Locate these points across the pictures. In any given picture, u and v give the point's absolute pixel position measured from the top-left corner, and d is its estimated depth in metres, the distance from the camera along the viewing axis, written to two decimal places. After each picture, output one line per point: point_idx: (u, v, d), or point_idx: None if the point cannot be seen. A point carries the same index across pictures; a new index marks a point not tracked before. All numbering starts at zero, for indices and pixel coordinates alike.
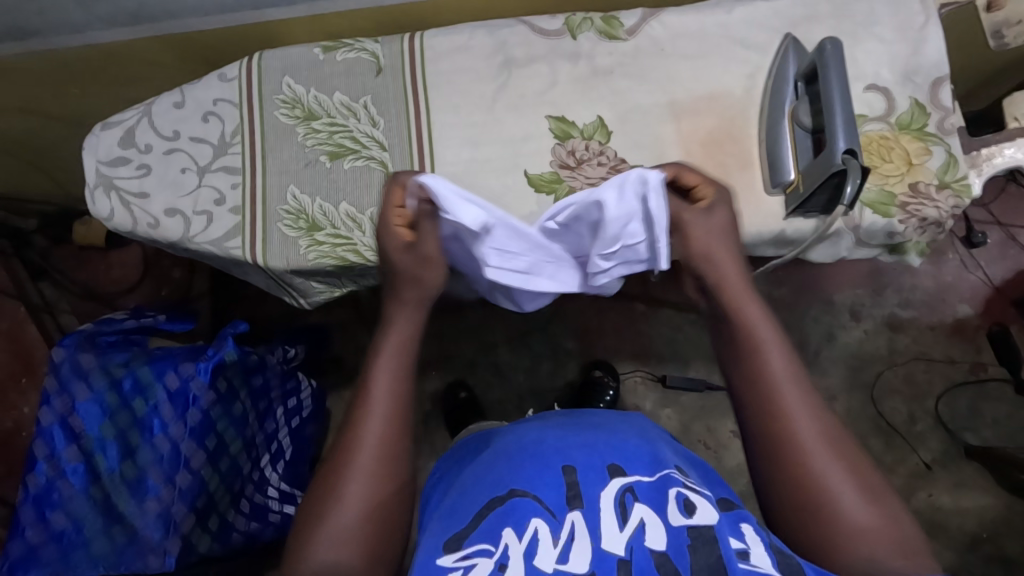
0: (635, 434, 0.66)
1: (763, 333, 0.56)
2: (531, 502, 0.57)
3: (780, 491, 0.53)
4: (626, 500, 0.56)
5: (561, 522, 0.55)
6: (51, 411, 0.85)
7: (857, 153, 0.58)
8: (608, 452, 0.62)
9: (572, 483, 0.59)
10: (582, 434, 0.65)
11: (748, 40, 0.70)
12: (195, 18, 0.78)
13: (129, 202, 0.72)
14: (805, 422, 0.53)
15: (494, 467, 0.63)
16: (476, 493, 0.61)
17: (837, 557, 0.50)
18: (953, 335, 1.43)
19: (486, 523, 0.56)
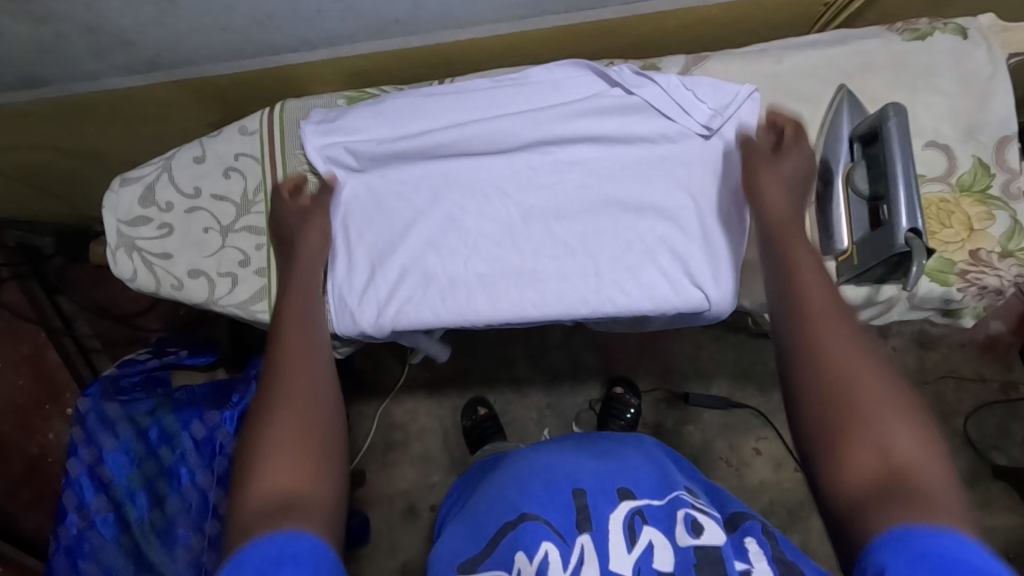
0: (647, 460, 0.66)
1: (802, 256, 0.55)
2: (542, 525, 0.56)
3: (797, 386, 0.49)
4: (634, 524, 0.56)
5: (571, 546, 0.54)
6: (79, 461, 0.84)
7: (921, 232, 0.54)
8: (623, 477, 0.62)
9: (583, 507, 0.58)
10: (594, 459, 0.64)
11: (798, 92, 0.66)
12: (214, 63, 0.74)
13: (151, 262, 0.70)
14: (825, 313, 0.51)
15: (505, 489, 0.62)
16: (488, 518, 0.60)
17: (850, 435, 0.44)
18: (985, 353, 1.38)
19: (498, 548, 0.55)
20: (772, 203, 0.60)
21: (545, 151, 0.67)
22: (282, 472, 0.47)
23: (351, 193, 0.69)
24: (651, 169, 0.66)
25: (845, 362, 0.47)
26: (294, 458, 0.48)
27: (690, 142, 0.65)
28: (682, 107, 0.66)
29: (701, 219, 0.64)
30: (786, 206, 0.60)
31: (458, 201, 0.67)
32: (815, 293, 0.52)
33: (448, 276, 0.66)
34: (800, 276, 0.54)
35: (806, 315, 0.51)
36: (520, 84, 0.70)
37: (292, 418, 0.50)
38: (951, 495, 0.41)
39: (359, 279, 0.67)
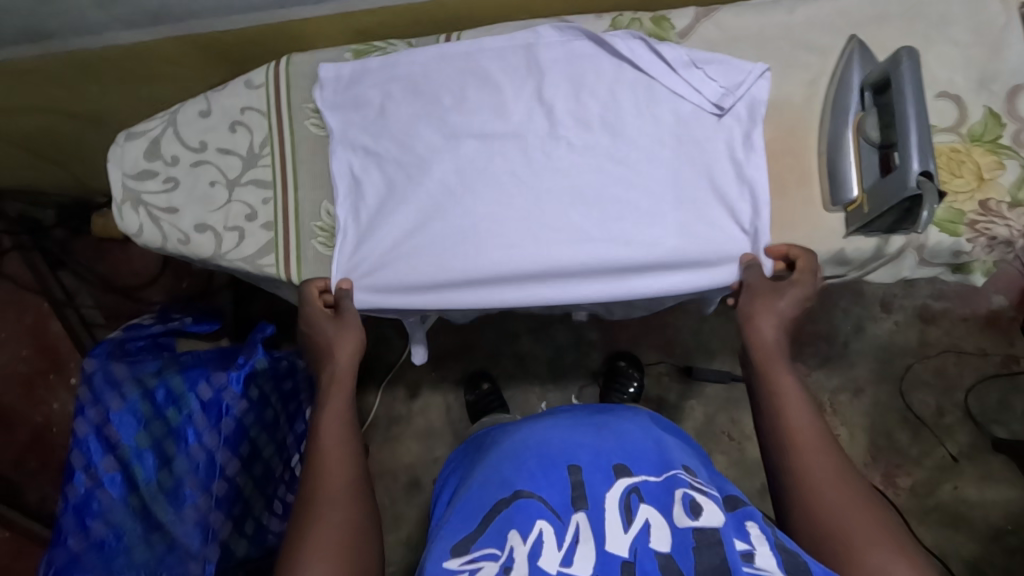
0: (642, 431, 0.67)
1: (793, 394, 0.58)
2: (537, 503, 0.58)
3: (801, 517, 0.53)
4: (631, 503, 0.57)
5: (565, 525, 0.56)
6: (86, 421, 0.85)
7: (932, 176, 0.54)
8: (615, 452, 0.63)
9: (578, 483, 0.60)
10: (588, 433, 0.66)
11: (809, 44, 0.66)
12: (219, 18, 0.74)
13: (157, 217, 0.70)
14: (818, 453, 0.55)
15: (500, 466, 0.63)
16: (482, 494, 0.61)
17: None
18: (987, 327, 1.38)
19: (493, 526, 0.56)
20: (773, 342, 0.62)
21: (557, 140, 0.67)
22: None
23: (358, 154, 0.69)
24: (664, 145, 0.66)
25: (846, 510, 0.51)
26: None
27: (702, 116, 0.65)
28: (692, 85, 0.65)
29: (719, 190, 0.65)
30: (779, 344, 0.61)
31: (464, 157, 0.68)
32: (805, 432, 0.56)
33: (446, 251, 0.66)
34: (793, 410, 0.57)
35: (800, 454, 0.55)
36: (531, 45, 0.69)
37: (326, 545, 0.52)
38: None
39: (360, 246, 0.68)
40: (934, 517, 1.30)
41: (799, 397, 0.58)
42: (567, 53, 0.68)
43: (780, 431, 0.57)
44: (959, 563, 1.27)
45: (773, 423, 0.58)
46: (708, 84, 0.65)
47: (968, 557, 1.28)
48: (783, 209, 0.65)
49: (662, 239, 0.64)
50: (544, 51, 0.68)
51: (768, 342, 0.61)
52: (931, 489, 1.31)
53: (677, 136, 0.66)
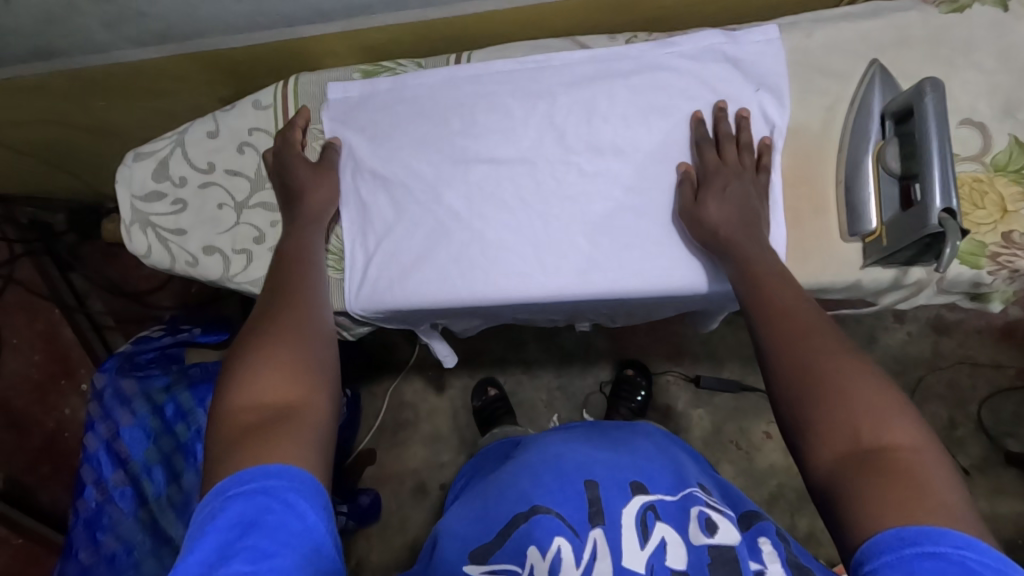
0: (657, 451, 0.67)
1: (764, 269, 0.56)
2: (553, 519, 0.56)
3: (784, 383, 0.48)
4: (647, 519, 0.56)
5: (584, 542, 0.55)
6: (96, 435, 0.85)
7: (955, 212, 0.52)
8: (632, 469, 0.62)
9: (595, 499, 0.58)
10: (606, 451, 0.65)
11: (827, 68, 0.64)
12: (226, 36, 0.73)
13: (166, 238, 0.69)
14: (801, 324, 0.51)
15: (517, 480, 0.63)
16: (501, 506, 0.61)
17: (840, 422, 0.44)
18: (1002, 339, 1.35)
19: (511, 540, 0.57)
20: (721, 213, 0.60)
21: (569, 166, 0.66)
22: (272, 385, 0.48)
23: (363, 177, 0.69)
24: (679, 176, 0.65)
25: (834, 366, 0.47)
26: (288, 373, 0.49)
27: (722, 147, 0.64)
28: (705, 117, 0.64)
29: None
30: (738, 214, 0.60)
31: (474, 179, 0.67)
32: (783, 302, 0.53)
33: (453, 278, 0.66)
34: (774, 287, 0.55)
35: (778, 322, 0.51)
36: (544, 67, 0.68)
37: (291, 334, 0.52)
38: (947, 481, 0.41)
39: (367, 268, 0.68)
40: None
41: (780, 276, 0.55)
42: (574, 75, 0.67)
43: (757, 302, 0.54)
44: None
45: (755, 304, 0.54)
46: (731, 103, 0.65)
47: None
48: (797, 237, 0.63)
49: (675, 272, 0.64)
50: (554, 73, 0.67)
51: (719, 218, 0.60)
52: None
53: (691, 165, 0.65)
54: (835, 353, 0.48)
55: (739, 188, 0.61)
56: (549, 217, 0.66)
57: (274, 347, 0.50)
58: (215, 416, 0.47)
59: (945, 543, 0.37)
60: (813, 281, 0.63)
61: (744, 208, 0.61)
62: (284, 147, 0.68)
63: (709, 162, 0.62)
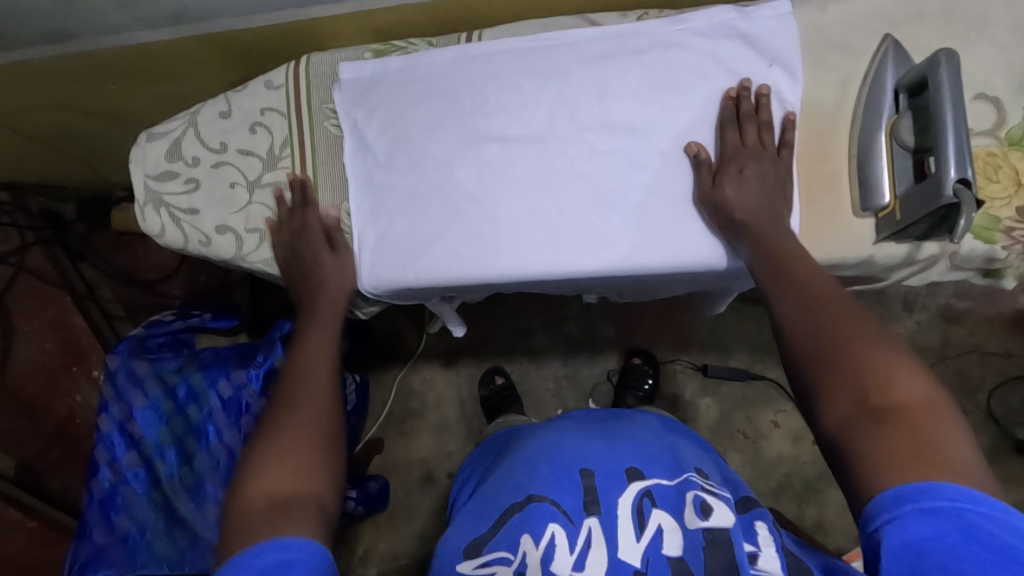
0: (654, 437, 0.67)
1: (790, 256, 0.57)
2: (549, 507, 0.57)
3: (804, 367, 0.50)
4: (643, 508, 0.57)
5: (578, 529, 0.56)
6: (110, 417, 0.85)
7: (970, 183, 0.52)
8: (628, 456, 0.62)
9: (590, 487, 0.59)
10: (601, 439, 0.65)
11: (841, 44, 0.64)
12: (238, 17, 0.73)
13: (179, 218, 0.70)
14: (817, 307, 0.52)
15: (514, 470, 0.64)
16: (498, 496, 0.62)
17: (852, 394, 0.46)
18: (1012, 328, 1.35)
19: (506, 529, 0.57)
20: (742, 202, 0.61)
21: (581, 143, 0.66)
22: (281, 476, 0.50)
23: (375, 157, 0.69)
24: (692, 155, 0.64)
25: (841, 338, 0.49)
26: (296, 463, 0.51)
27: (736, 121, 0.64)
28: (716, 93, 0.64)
29: None
30: (762, 189, 0.61)
31: (486, 159, 0.67)
32: (801, 289, 0.54)
33: (466, 256, 0.67)
34: (793, 261, 0.57)
35: (798, 309, 0.53)
36: (555, 45, 0.67)
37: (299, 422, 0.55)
38: (963, 445, 0.41)
39: (377, 249, 0.68)
40: None
41: (797, 254, 0.58)
42: (586, 54, 0.67)
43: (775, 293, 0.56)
44: None
45: (774, 282, 0.57)
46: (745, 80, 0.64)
47: None
48: (811, 213, 0.63)
49: (688, 250, 0.64)
50: (566, 52, 0.67)
51: (747, 202, 0.61)
52: None
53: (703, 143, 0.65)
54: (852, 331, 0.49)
55: (758, 174, 0.62)
56: (563, 194, 0.66)
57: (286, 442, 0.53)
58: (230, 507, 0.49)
59: (941, 498, 0.38)
60: (825, 256, 0.63)
61: (769, 189, 0.62)
62: (298, 229, 0.68)
63: (726, 153, 0.63)
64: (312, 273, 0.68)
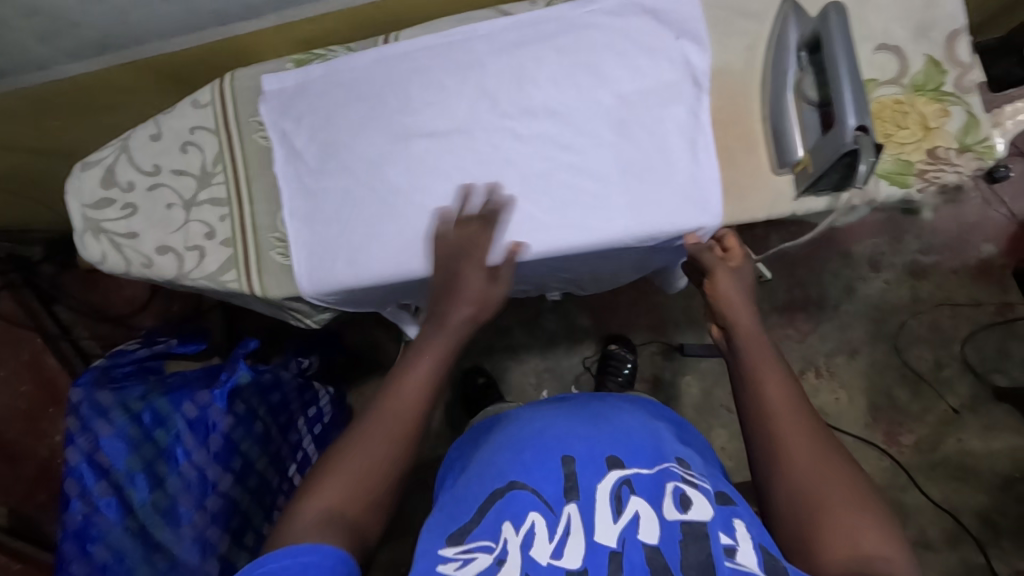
0: (639, 423, 0.66)
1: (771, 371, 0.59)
2: (529, 495, 0.57)
3: (790, 502, 0.53)
4: (621, 494, 0.55)
5: (557, 516, 0.55)
6: (76, 449, 0.85)
7: (868, 130, 0.54)
8: (609, 443, 0.62)
9: (570, 474, 0.58)
10: (586, 426, 0.64)
11: (745, 9, 0.65)
12: (162, 41, 0.74)
13: (119, 243, 0.71)
14: (802, 435, 0.55)
15: (495, 457, 0.63)
16: (478, 484, 0.61)
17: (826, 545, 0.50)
18: (978, 277, 1.35)
19: (487, 516, 0.56)
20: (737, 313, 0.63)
21: (504, 132, 0.67)
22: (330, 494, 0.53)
23: (306, 163, 0.70)
24: (611, 131, 0.66)
25: (831, 501, 0.51)
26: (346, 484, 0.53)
27: (649, 95, 0.65)
28: (629, 69, 0.65)
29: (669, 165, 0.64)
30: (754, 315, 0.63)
31: (414, 155, 0.68)
32: (782, 408, 0.56)
33: (403, 253, 0.68)
34: (771, 389, 0.58)
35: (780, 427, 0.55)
36: (469, 38, 0.68)
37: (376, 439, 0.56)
38: None
39: (314, 254, 0.69)
40: (941, 472, 1.31)
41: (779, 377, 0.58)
42: (500, 42, 0.68)
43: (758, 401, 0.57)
44: (969, 513, 1.28)
45: (754, 404, 0.58)
46: (655, 51, 0.65)
47: (979, 509, 1.28)
48: (732, 176, 0.64)
49: (618, 223, 0.65)
50: (481, 43, 0.68)
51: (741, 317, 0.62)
52: (936, 444, 1.32)
53: (621, 119, 0.66)
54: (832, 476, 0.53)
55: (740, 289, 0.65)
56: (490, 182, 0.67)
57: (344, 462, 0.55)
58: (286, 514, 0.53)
59: None
60: (749, 216, 0.64)
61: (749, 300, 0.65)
62: (464, 236, 0.62)
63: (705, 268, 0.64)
64: (454, 290, 0.61)
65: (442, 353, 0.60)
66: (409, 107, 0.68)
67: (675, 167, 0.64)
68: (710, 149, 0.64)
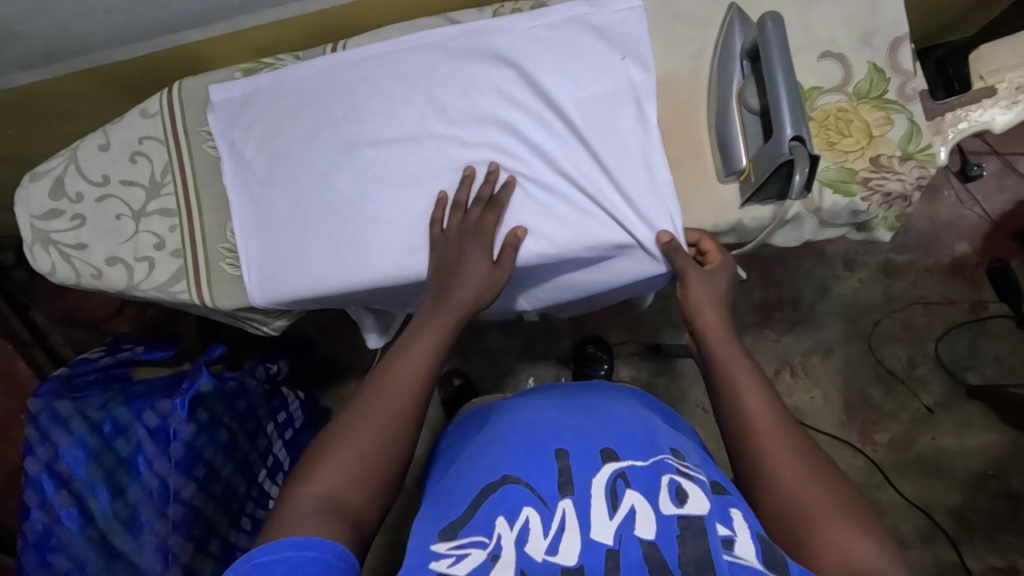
0: (632, 416, 0.63)
1: (744, 379, 0.57)
2: (523, 490, 0.53)
3: (778, 507, 0.51)
4: (616, 488, 0.52)
5: (553, 511, 0.51)
6: (36, 460, 0.85)
7: (804, 140, 0.54)
8: (603, 435, 0.59)
9: (564, 469, 0.55)
10: (577, 416, 0.62)
11: (690, 16, 0.66)
12: (110, 49, 0.74)
13: (69, 255, 0.70)
14: (778, 439, 0.54)
15: (488, 451, 0.59)
16: (469, 478, 0.57)
17: (818, 544, 0.48)
18: (952, 276, 1.35)
19: (481, 511, 0.52)
20: (712, 316, 0.62)
21: (451, 141, 0.67)
22: (324, 479, 0.51)
23: (255, 173, 0.69)
24: (557, 140, 0.66)
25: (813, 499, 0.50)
26: (342, 468, 0.52)
27: (594, 105, 0.65)
28: (575, 81, 0.65)
29: (613, 173, 0.64)
30: (724, 324, 0.62)
31: (363, 165, 0.68)
32: (756, 416, 0.55)
33: (350, 263, 0.67)
34: (745, 397, 0.56)
35: (753, 435, 0.55)
36: (417, 46, 0.68)
37: (372, 419, 0.55)
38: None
39: (262, 265, 0.69)
40: (915, 470, 1.31)
41: (755, 386, 0.57)
42: (447, 51, 0.68)
43: (731, 413, 0.56)
44: (942, 511, 1.29)
45: (725, 413, 0.57)
46: (602, 60, 0.65)
47: (951, 506, 1.29)
48: (679, 185, 0.65)
49: (563, 235, 0.65)
50: (428, 52, 0.68)
51: (712, 323, 0.61)
52: (909, 442, 1.32)
53: (569, 128, 0.65)
54: (817, 478, 0.52)
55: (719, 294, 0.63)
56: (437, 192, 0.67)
57: (344, 445, 0.53)
58: (279, 504, 0.51)
59: None
60: (693, 224, 0.65)
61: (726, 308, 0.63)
62: (466, 223, 0.64)
63: (678, 269, 0.62)
64: (464, 269, 0.63)
65: (438, 334, 0.61)
66: (358, 115, 0.68)
67: (620, 177, 0.64)
68: (656, 157, 0.64)
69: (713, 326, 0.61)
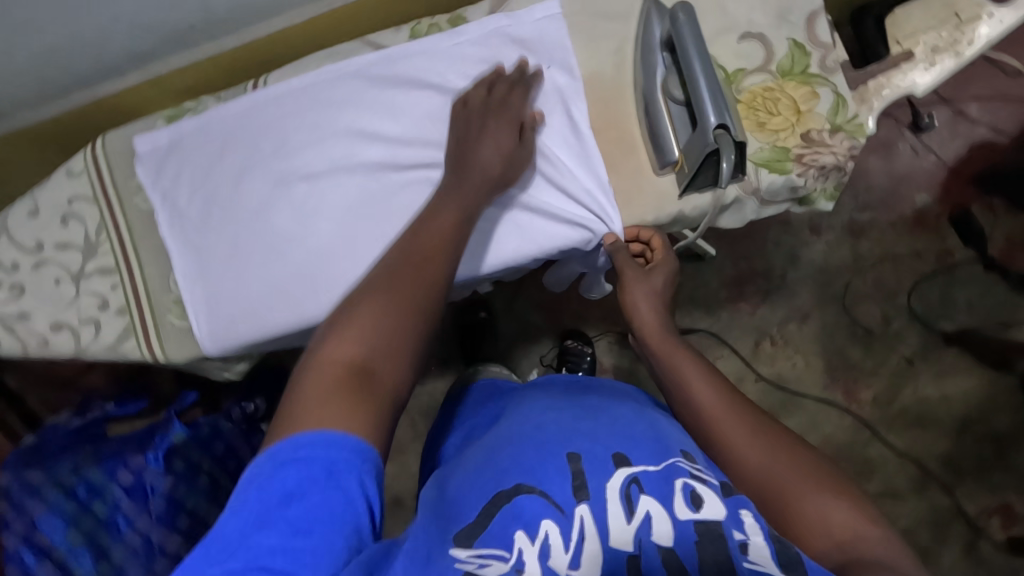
0: (637, 414, 0.56)
1: (692, 371, 0.57)
2: (539, 500, 0.46)
3: (757, 485, 0.49)
4: (632, 493, 0.46)
5: (571, 519, 0.45)
6: (13, 534, 0.81)
7: (729, 127, 0.55)
8: (612, 438, 0.51)
9: (578, 472, 0.47)
10: (586, 419, 0.54)
11: (606, 13, 0.66)
12: (26, 110, 0.72)
13: (11, 325, 0.68)
14: (739, 421, 0.53)
15: (495, 453, 0.52)
16: (477, 478, 0.50)
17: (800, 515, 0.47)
18: (916, 227, 1.36)
19: (496, 521, 0.45)
20: (649, 314, 0.63)
21: (383, 165, 0.66)
22: (348, 341, 0.46)
23: (188, 219, 0.68)
24: None
25: (787, 469, 0.49)
26: (371, 328, 0.47)
27: None
28: None
29: (548, 177, 0.64)
30: (661, 320, 0.63)
31: (296, 195, 0.67)
32: (710, 400, 0.55)
33: (297, 296, 0.66)
34: (698, 389, 0.56)
35: (709, 419, 0.54)
36: (339, 74, 0.67)
37: (405, 281, 0.50)
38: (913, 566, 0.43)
39: (209, 309, 0.67)
40: (901, 423, 1.32)
41: (702, 375, 0.57)
42: (367, 75, 0.67)
43: (688, 400, 0.56)
44: (931, 460, 1.30)
45: (681, 403, 0.57)
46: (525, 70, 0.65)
47: (941, 454, 1.30)
48: (617, 184, 0.64)
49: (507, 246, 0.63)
50: (347, 77, 0.67)
51: (651, 321, 0.62)
52: (893, 396, 1.33)
53: None
54: (785, 450, 0.51)
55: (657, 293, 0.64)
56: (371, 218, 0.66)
57: (377, 300, 0.48)
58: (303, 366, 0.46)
59: None
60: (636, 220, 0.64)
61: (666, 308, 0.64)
62: (490, 99, 0.62)
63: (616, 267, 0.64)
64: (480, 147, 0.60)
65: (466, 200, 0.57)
66: (286, 147, 0.67)
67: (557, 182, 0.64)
68: (590, 157, 0.64)
69: (651, 324, 0.62)
